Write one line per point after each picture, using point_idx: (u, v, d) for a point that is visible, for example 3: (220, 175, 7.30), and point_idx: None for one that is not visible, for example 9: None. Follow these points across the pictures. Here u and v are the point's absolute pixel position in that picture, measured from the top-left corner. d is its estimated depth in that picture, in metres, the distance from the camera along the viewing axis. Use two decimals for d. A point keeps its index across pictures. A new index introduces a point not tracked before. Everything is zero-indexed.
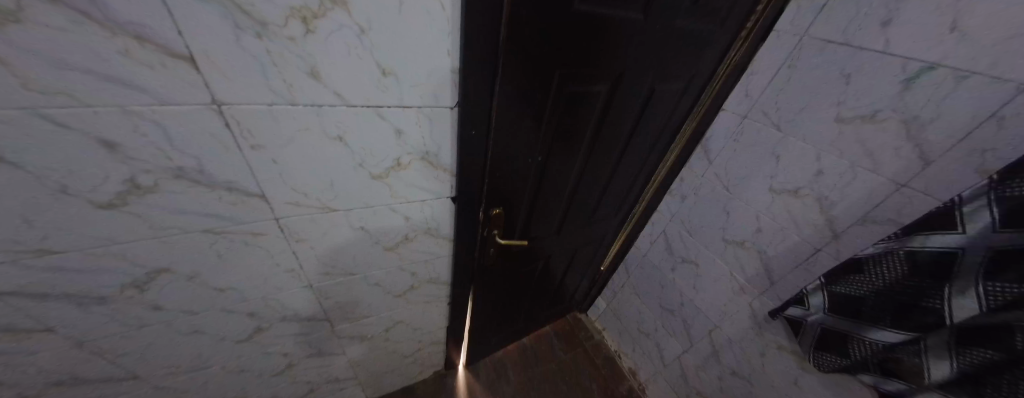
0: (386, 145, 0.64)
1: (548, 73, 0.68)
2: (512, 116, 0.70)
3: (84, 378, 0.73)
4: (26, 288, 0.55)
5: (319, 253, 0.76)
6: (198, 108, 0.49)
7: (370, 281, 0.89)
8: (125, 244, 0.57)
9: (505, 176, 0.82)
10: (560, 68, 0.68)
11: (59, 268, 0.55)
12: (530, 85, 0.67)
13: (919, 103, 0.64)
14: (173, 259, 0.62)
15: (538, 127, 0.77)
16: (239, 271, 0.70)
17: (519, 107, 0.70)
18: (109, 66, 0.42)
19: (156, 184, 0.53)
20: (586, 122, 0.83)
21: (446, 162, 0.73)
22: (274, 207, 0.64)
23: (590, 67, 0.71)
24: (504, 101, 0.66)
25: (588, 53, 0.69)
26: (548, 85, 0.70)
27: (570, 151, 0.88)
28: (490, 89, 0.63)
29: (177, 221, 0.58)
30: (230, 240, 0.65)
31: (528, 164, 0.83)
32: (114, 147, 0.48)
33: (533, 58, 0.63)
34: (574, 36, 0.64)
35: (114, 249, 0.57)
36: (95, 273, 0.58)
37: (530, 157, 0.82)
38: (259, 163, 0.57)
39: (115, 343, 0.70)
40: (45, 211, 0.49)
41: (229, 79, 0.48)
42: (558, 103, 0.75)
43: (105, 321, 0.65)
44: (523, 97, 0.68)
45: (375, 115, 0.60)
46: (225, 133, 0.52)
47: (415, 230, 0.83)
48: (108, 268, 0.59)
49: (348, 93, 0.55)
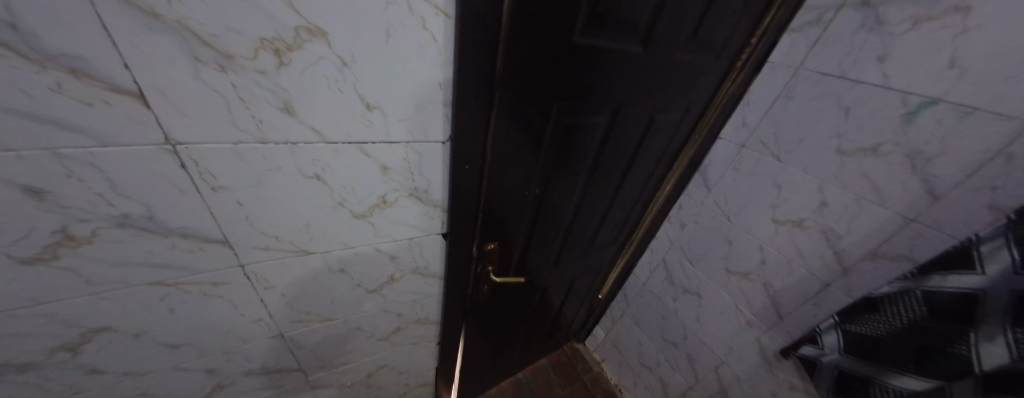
0: (371, 183, 0.58)
1: (546, 105, 0.64)
2: (508, 150, 0.66)
3: None
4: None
5: (292, 300, 0.68)
6: (150, 149, 0.42)
7: (349, 326, 0.81)
8: (54, 303, 0.48)
9: (501, 211, 0.76)
10: (558, 100, 0.65)
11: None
12: (527, 118, 0.63)
13: (923, 137, 0.63)
14: (115, 316, 0.54)
15: (536, 161, 0.73)
16: (197, 325, 0.61)
17: (517, 141, 0.66)
18: (36, 104, 0.35)
19: (96, 234, 0.45)
20: (584, 153, 0.79)
21: (436, 198, 0.67)
22: (239, 253, 0.56)
23: (589, 99, 0.68)
24: (501, 135, 0.62)
25: (587, 86, 0.66)
26: (546, 117, 0.66)
27: (568, 183, 0.84)
28: (485, 123, 0.58)
29: (122, 274, 0.50)
30: (185, 292, 0.56)
31: (526, 198, 0.79)
32: (43, 195, 0.40)
33: (531, 89, 0.59)
34: (573, 68, 0.61)
35: (40, 310, 0.48)
36: (15, 338, 0.49)
37: (526, 191, 0.77)
38: (223, 206, 0.50)
39: None
40: None
41: (190, 116, 0.42)
42: (556, 136, 0.71)
43: (28, 391, 0.55)
44: (521, 130, 0.64)
45: (358, 152, 0.54)
46: (182, 175, 0.46)
47: (401, 270, 0.76)
48: (33, 332, 0.50)
49: (327, 129, 0.50)
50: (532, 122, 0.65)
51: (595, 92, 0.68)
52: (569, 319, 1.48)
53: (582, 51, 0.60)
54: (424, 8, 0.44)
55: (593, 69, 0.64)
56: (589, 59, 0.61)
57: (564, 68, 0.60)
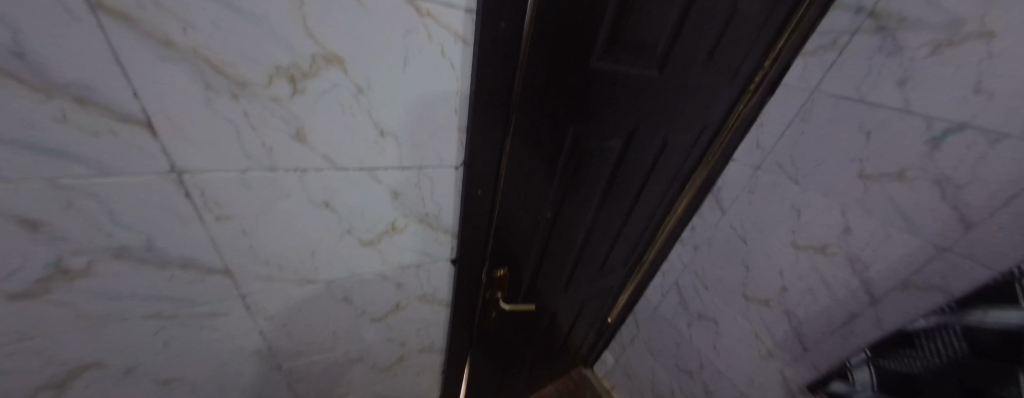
0: (380, 209, 0.56)
1: (562, 130, 0.63)
2: (522, 175, 0.64)
3: None
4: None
5: (292, 331, 0.64)
6: (154, 178, 0.40)
7: (351, 356, 0.77)
8: (42, 339, 0.45)
9: (513, 237, 0.74)
10: (573, 124, 0.63)
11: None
12: (541, 142, 0.62)
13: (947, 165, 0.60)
14: (106, 352, 0.51)
15: (549, 185, 0.71)
16: (192, 358, 0.58)
17: (530, 166, 0.64)
18: (39, 134, 0.34)
19: (90, 267, 0.43)
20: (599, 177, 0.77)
21: (447, 223, 0.64)
22: (240, 283, 0.54)
23: (604, 122, 0.67)
24: (515, 160, 0.60)
25: (602, 109, 0.64)
26: (561, 142, 0.65)
27: (581, 207, 0.81)
28: (499, 148, 0.57)
29: (116, 308, 0.47)
30: (181, 324, 0.53)
31: (538, 223, 0.76)
32: (39, 227, 0.38)
33: (548, 114, 0.58)
34: (589, 92, 0.60)
35: (26, 347, 0.45)
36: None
37: (539, 215, 0.75)
38: (226, 235, 0.48)
39: None
40: None
41: (198, 143, 0.40)
42: (570, 160, 0.69)
43: None
44: (534, 155, 0.63)
45: (370, 178, 0.52)
46: (185, 204, 0.43)
47: (407, 298, 0.72)
48: (17, 370, 0.46)
49: (339, 155, 0.48)
50: (547, 147, 0.63)
51: (611, 116, 0.66)
52: (577, 343, 1.42)
53: (598, 76, 0.58)
54: (443, 35, 0.44)
55: (609, 93, 0.62)
56: (604, 83, 0.60)
57: (580, 93, 0.59)
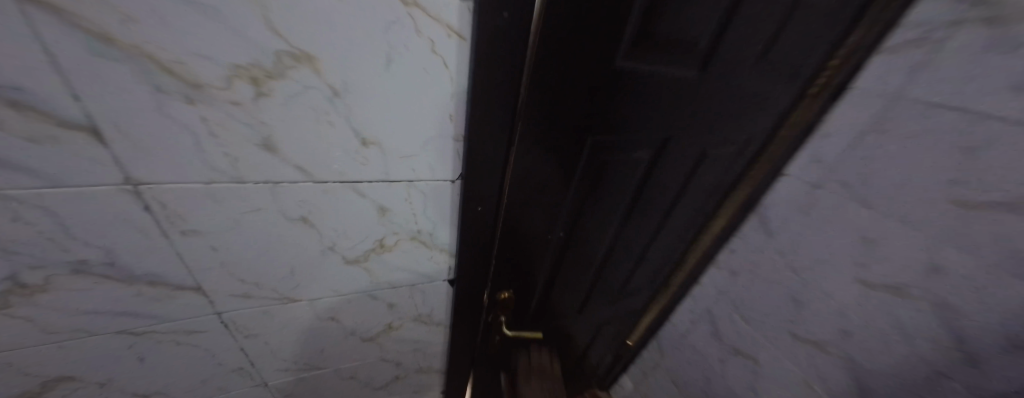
0: (366, 226, 0.50)
1: (578, 140, 0.54)
2: (529, 189, 0.56)
3: None
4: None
5: (276, 349, 0.60)
6: (107, 190, 0.36)
7: (342, 375, 0.72)
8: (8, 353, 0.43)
9: (519, 256, 0.66)
10: (592, 134, 0.54)
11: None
12: (553, 154, 0.53)
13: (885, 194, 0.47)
14: (77, 367, 0.48)
15: (562, 201, 0.62)
16: (170, 375, 0.55)
17: (540, 179, 0.55)
18: None
19: (47, 283, 0.39)
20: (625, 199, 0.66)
21: (443, 241, 0.58)
22: (215, 300, 0.50)
23: (632, 134, 0.56)
24: (521, 172, 0.53)
25: (628, 118, 0.54)
26: (577, 153, 0.56)
27: (601, 227, 0.71)
28: (502, 160, 0.49)
29: (79, 325, 0.44)
30: (154, 341, 0.50)
31: (549, 242, 0.67)
32: None
33: (561, 122, 0.50)
34: (612, 96, 0.50)
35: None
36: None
37: (550, 233, 0.66)
38: (194, 251, 0.44)
39: None
40: None
41: (153, 152, 0.35)
42: (587, 173, 0.60)
43: None
44: (544, 167, 0.54)
45: (353, 192, 0.46)
46: (145, 218, 0.39)
47: (400, 318, 0.66)
48: None
49: (315, 167, 0.42)
50: (560, 158, 0.55)
51: (641, 127, 0.55)
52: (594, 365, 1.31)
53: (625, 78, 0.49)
54: (434, 29, 0.36)
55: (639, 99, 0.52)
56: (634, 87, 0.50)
57: (601, 98, 0.50)
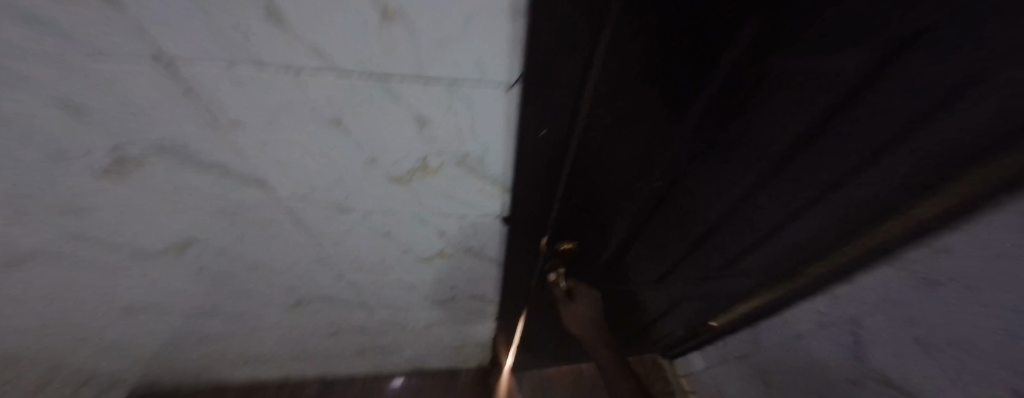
0: (404, 139, 0.42)
1: (682, 93, 0.34)
2: (602, 152, 0.42)
3: (168, 306, 0.82)
4: (79, 234, 0.57)
5: (346, 249, 0.63)
6: (142, 61, 0.34)
7: (404, 284, 0.75)
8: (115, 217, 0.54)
9: (583, 228, 0.56)
10: (706, 83, 0.33)
11: (102, 231, 0.56)
12: (642, 107, 0.36)
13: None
14: (199, 233, 0.58)
15: (649, 171, 0.45)
16: (270, 251, 0.64)
17: (620, 138, 0.40)
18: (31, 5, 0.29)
19: (147, 156, 0.44)
20: (746, 176, 0.42)
21: (496, 171, 0.47)
22: (281, 195, 0.51)
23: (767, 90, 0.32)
24: (596, 130, 0.39)
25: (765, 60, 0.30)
26: (677, 113, 0.36)
27: (696, 210, 0.50)
28: (571, 84, 0.35)
29: (187, 196, 0.51)
30: (249, 222, 0.57)
31: (624, 212, 0.53)
32: (78, 108, 0.38)
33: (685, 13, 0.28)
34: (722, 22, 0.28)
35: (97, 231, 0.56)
36: (129, 233, 0.58)
37: (627, 204, 0.51)
38: (246, 144, 0.43)
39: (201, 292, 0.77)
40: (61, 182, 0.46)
41: (139, 51, 0.33)
42: (688, 142, 0.40)
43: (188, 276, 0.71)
44: (625, 122, 0.38)
45: (383, 91, 0.36)
46: (190, 99, 0.37)
47: (453, 246, 0.62)
48: (141, 231, 0.57)
49: (333, 51, 0.33)
50: (651, 115, 0.37)
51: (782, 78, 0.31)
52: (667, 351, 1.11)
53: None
54: None
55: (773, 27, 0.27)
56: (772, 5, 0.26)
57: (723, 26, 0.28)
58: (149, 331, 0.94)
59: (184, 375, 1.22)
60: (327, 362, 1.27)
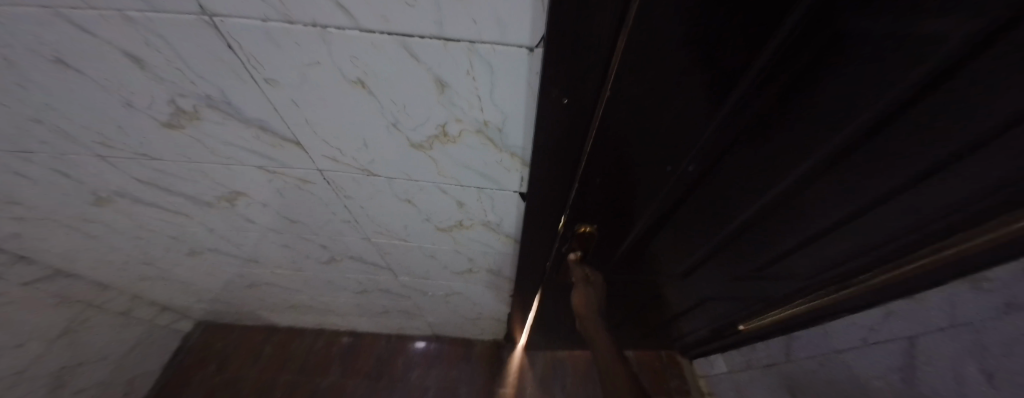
0: (424, 103, 0.41)
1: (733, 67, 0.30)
2: (630, 138, 0.39)
3: (220, 251, 0.92)
4: (145, 179, 0.64)
5: (371, 213, 0.66)
6: (190, 19, 0.36)
7: (425, 253, 0.78)
8: (172, 166, 0.60)
9: (600, 222, 0.53)
10: (762, 55, 0.29)
11: (165, 176, 0.63)
12: (676, 86, 0.33)
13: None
14: (244, 187, 0.64)
15: (682, 162, 0.41)
16: (304, 210, 0.69)
17: (653, 121, 0.37)
18: None
19: (197, 111, 0.48)
20: (799, 166, 0.37)
21: (514, 143, 0.46)
22: (313, 157, 0.54)
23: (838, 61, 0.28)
24: (624, 111, 0.36)
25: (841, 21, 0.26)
26: (723, 93, 0.33)
27: (733, 204, 0.46)
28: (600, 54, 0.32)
29: (231, 153, 0.55)
30: (285, 180, 0.61)
31: (650, 206, 0.50)
32: (140, 62, 0.42)
33: None
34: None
35: (162, 176, 0.63)
36: (187, 181, 0.64)
37: (654, 195, 0.48)
38: (279, 101, 0.45)
39: (245, 240, 0.85)
40: (132, 129, 0.53)
41: (189, 10, 0.35)
42: (733, 124, 0.36)
43: (232, 226, 0.78)
44: (658, 104, 0.35)
45: (404, 52, 0.36)
46: (231, 57, 0.40)
47: (470, 219, 0.63)
48: (197, 181, 0.64)
49: (357, 8, 0.33)
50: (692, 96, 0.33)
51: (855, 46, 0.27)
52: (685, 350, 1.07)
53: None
54: None
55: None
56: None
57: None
58: (207, 272, 1.07)
59: (237, 310, 1.39)
60: (356, 317, 1.38)
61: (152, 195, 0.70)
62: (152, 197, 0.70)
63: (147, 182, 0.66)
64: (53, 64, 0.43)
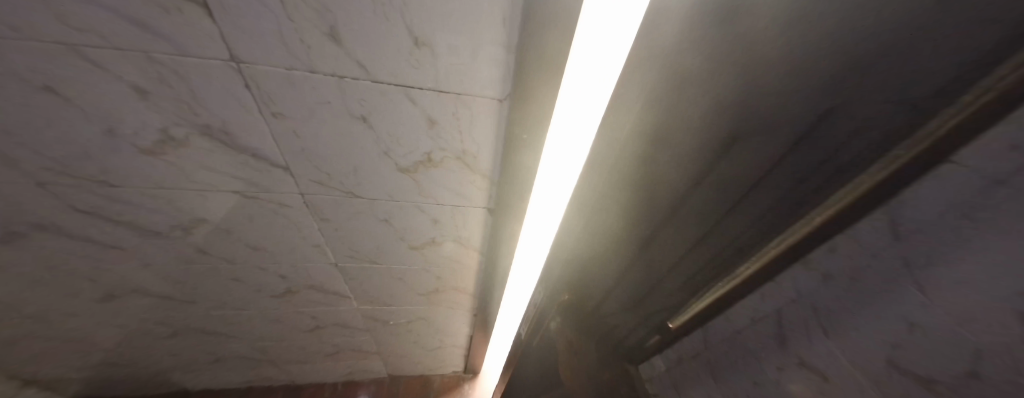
0: (417, 136, 0.52)
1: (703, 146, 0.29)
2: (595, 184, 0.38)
3: (145, 293, 0.83)
4: (86, 207, 0.61)
5: (344, 236, 0.71)
6: (216, 64, 0.43)
7: (393, 275, 0.83)
8: (131, 194, 0.59)
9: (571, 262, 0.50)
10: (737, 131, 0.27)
11: (116, 204, 0.61)
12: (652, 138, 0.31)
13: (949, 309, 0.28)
14: (210, 213, 0.64)
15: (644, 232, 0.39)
16: (273, 236, 0.70)
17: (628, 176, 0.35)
18: (139, 10, 0.38)
19: (188, 139, 0.52)
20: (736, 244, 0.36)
21: (485, 167, 0.58)
22: (298, 182, 0.59)
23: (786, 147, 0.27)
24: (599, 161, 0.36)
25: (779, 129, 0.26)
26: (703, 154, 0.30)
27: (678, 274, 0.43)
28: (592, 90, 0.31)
29: (210, 178, 0.58)
30: (259, 205, 0.63)
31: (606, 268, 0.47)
32: (145, 94, 0.46)
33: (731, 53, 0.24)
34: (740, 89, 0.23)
35: (112, 204, 0.61)
36: (140, 210, 0.62)
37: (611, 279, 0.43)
38: (280, 132, 0.51)
39: (187, 275, 0.79)
40: (96, 154, 0.52)
41: (219, 57, 0.42)
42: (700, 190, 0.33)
43: (175, 257, 0.73)
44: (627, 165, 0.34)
45: (405, 97, 0.47)
46: (246, 94, 0.46)
47: (443, 235, 0.72)
48: (154, 209, 0.62)
49: (374, 66, 0.44)
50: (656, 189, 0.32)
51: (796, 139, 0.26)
52: None
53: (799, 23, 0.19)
54: None
55: (796, 91, 0.21)
56: (814, 62, 0.20)
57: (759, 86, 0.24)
58: (113, 325, 0.92)
59: (138, 374, 1.17)
60: (299, 365, 1.28)
61: (86, 227, 0.64)
62: (86, 230, 0.65)
63: (86, 212, 0.61)
64: (35, 91, 0.44)
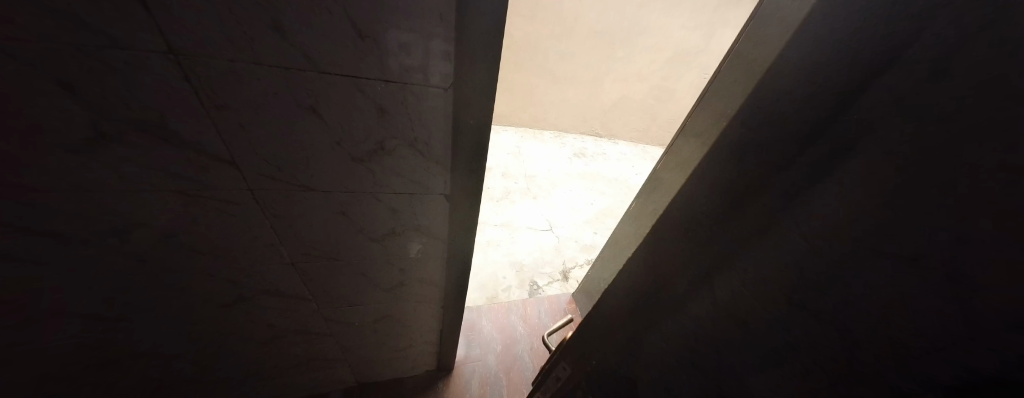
0: (368, 125, 0.55)
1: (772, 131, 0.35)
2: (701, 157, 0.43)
3: (66, 318, 0.75)
4: None
5: (300, 232, 0.71)
6: (155, 57, 0.43)
7: (355, 270, 0.84)
8: (50, 200, 0.55)
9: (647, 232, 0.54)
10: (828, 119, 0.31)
11: (33, 213, 0.56)
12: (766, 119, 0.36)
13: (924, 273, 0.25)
14: (148, 216, 0.62)
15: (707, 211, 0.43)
16: (221, 237, 0.69)
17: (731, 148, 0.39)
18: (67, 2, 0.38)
19: (121, 136, 0.50)
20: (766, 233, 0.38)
21: (438, 154, 0.62)
22: (247, 177, 0.59)
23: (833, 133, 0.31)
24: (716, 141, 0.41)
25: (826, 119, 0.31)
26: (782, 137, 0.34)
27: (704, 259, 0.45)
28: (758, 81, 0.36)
29: (148, 178, 0.56)
30: (206, 204, 0.62)
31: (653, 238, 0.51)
32: (71, 88, 0.44)
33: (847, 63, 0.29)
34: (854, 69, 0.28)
35: (27, 213, 0.56)
36: (61, 218, 0.58)
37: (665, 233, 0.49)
38: (227, 125, 0.52)
39: (121, 290, 0.74)
40: (9, 157, 0.49)
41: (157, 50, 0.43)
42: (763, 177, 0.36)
43: (106, 270, 0.69)
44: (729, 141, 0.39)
45: (354, 88, 0.50)
46: (187, 88, 0.47)
47: (402, 225, 0.75)
48: (80, 216, 0.59)
49: (321, 58, 0.46)
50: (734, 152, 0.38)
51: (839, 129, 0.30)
52: None
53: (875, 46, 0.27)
54: None
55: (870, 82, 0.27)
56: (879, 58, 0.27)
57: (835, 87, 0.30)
58: (16, 371, 0.79)
59: None
60: (256, 383, 1.21)
61: None
62: None
63: None
64: None
